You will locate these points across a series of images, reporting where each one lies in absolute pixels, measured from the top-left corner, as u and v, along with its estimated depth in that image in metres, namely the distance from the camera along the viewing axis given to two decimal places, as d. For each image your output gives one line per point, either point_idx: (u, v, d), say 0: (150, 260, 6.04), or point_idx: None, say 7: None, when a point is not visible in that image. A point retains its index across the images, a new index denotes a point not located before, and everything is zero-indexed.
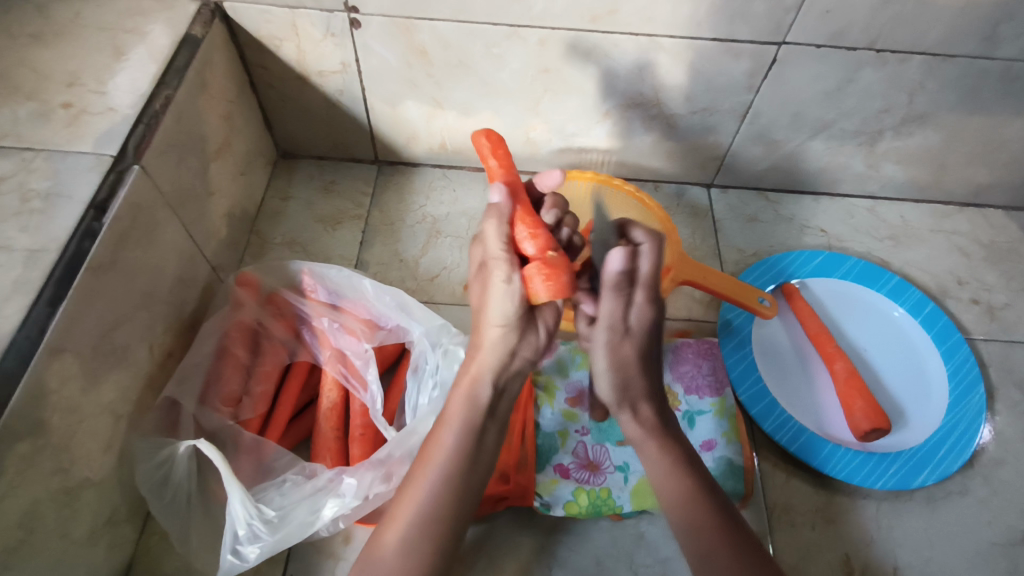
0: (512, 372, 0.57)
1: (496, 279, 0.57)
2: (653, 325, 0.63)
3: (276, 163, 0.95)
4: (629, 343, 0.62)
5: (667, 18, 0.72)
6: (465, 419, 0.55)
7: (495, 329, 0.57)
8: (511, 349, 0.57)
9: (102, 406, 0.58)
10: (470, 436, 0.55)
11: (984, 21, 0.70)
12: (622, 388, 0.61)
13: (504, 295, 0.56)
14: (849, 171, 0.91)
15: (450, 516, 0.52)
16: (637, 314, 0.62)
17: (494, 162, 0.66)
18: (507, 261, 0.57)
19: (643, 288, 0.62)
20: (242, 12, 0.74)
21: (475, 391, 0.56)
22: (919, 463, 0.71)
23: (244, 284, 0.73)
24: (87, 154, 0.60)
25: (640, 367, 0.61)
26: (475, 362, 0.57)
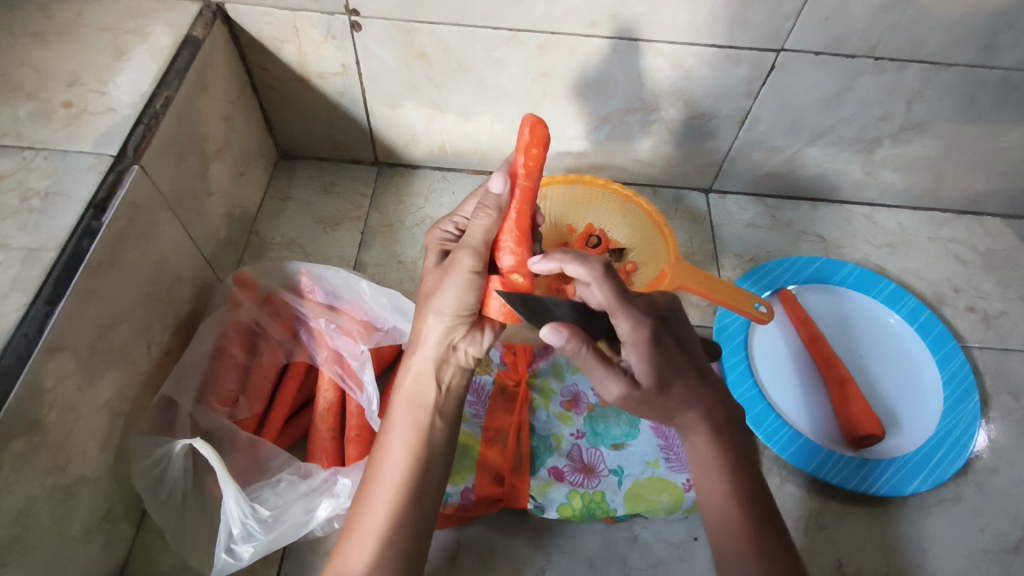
0: (455, 367, 0.59)
1: (463, 267, 0.57)
2: (662, 344, 0.54)
3: (276, 164, 0.96)
4: (645, 376, 0.54)
5: (667, 24, 0.72)
6: (411, 419, 0.56)
7: (442, 320, 0.58)
8: (453, 341, 0.59)
9: (99, 404, 0.58)
10: (418, 436, 0.55)
11: (982, 30, 0.70)
12: (661, 412, 0.55)
13: (460, 287, 0.57)
14: (848, 178, 0.92)
15: (413, 520, 0.52)
16: (631, 344, 0.54)
17: (534, 152, 0.60)
18: (482, 256, 0.58)
19: (618, 312, 0.54)
20: (244, 14, 0.75)
21: (417, 387, 0.57)
22: (915, 468, 0.71)
23: (243, 284, 0.73)
24: (87, 153, 0.60)
25: (671, 388, 0.54)
26: (415, 355, 0.58)
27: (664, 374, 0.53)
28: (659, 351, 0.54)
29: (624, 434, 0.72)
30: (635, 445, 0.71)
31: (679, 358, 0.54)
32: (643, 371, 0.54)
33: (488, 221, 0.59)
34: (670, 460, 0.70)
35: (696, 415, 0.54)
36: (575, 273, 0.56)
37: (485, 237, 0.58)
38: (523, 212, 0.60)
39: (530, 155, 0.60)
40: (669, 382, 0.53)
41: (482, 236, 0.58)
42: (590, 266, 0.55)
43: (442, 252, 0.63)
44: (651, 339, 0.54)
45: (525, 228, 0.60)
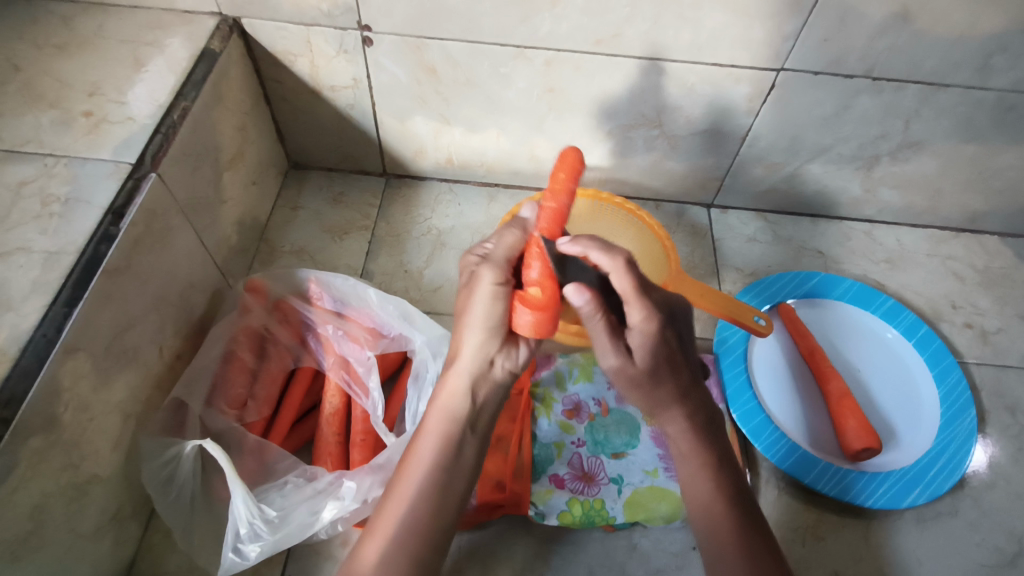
0: (492, 382, 0.58)
1: (485, 282, 0.56)
2: (666, 339, 0.56)
3: (286, 174, 0.98)
4: (643, 359, 0.56)
5: (669, 43, 0.74)
6: (444, 431, 0.56)
7: (476, 336, 0.57)
8: (490, 356, 0.57)
9: (112, 405, 0.60)
10: (447, 447, 0.55)
11: (976, 53, 0.72)
12: (650, 402, 0.59)
13: (487, 301, 0.56)
14: (847, 195, 0.93)
15: (430, 526, 0.53)
16: (638, 332, 0.56)
17: (560, 176, 0.62)
18: (503, 270, 0.57)
19: (633, 301, 0.55)
20: (259, 28, 0.77)
21: (451, 401, 0.57)
22: (910, 483, 0.72)
23: (253, 289, 0.74)
24: (107, 161, 0.62)
25: (661, 383, 0.57)
26: (454, 369, 0.58)
27: (656, 366, 0.57)
28: (661, 345, 0.56)
29: (625, 443, 0.73)
30: (634, 454, 0.72)
31: (674, 355, 0.58)
32: (643, 355, 0.56)
33: (514, 238, 0.59)
34: (670, 470, 0.71)
35: (682, 412, 0.58)
36: (599, 258, 0.55)
37: (508, 255, 0.58)
38: (551, 230, 0.59)
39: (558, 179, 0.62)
40: (661, 374, 0.57)
41: (504, 253, 0.58)
42: (614, 255, 0.55)
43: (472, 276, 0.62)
44: (652, 336, 0.56)
45: (554, 241, 0.58)
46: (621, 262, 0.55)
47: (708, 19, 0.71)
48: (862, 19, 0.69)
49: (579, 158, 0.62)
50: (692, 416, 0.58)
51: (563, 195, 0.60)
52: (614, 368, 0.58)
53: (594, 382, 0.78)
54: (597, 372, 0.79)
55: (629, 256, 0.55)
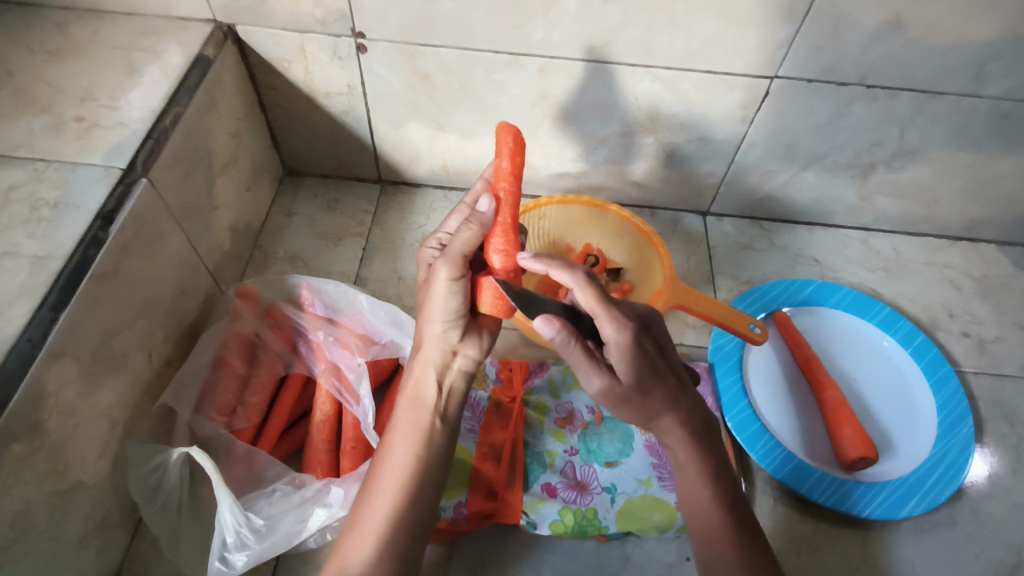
0: (456, 371, 0.59)
1: (440, 278, 0.56)
2: (642, 346, 0.56)
3: (281, 181, 0.98)
4: (627, 374, 0.55)
5: (663, 51, 0.74)
6: (413, 421, 0.56)
7: (437, 327, 0.58)
8: (452, 345, 0.59)
9: (99, 411, 0.59)
10: (419, 438, 0.56)
11: (970, 61, 0.72)
12: (643, 415, 0.57)
13: (444, 295, 0.57)
14: (843, 203, 0.93)
15: (413, 520, 0.52)
16: (614, 347, 0.55)
17: (503, 164, 0.65)
18: (459, 265, 0.56)
19: (602, 315, 0.55)
20: (254, 35, 0.77)
21: (418, 392, 0.58)
22: (907, 493, 0.71)
23: (244, 296, 0.74)
24: (97, 166, 0.62)
25: (651, 392, 0.56)
26: (418, 361, 0.59)
27: (642, 377, 0.55)
28: (639, 354, 0.55)
29: (618, 452, 0.72)
30: (628, 462, 0.71)
31: (655, 363, 0.56)
32: (625, 369, 0.55)
33: (471, 234, 0.58)
34: (663, 479, 0.70)
35: (675, 419, 0.57)
36: (561, 277, 0.56)
37: (465, 248, 0.57)
38: (509, 217, 0.63)
39: (502, 168, 0.65)
40: (648, 384, 0.55)
41: (460, 247, 0.57)
42: (575, 271, 0.56)
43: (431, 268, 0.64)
44: (627, 350, 0.55)
45: (512, 227, 0.62)
46: (582, 277, 0.55)
47: (701, 27, 0.71)
48: (855, 26, 0.69)
49: (517, 138, 0.65)
50: (685, 422, 0.57)
51: (510, 182, 0.64)
52: (600, 391, 0.56)
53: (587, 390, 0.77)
54: None
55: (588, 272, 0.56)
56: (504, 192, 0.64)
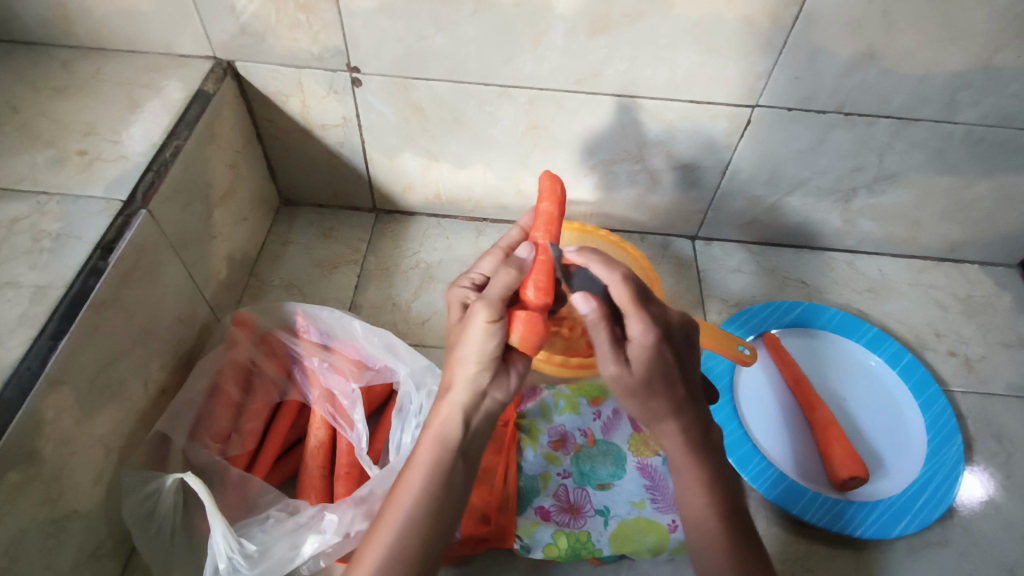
0: (484, 413, 0.58)
1: (478, 320, 0.57)
2: (663, 352, 0.58)
3: (278, 211, 0.99)
4: (643, 369, 0.58)
5: (647, 82, 0.77)
6: (432, 460, 0.56)
7: (469, 368, 0.57)
8: (483, 388, 0.58)
9: (95, 438, 0.60)
10: (437, 477, 0.55)
11: (942, 89, 0.75)
12: (647, 415, 0.59)
13: (480, 337, 0.57)
14: (827, 226, 0.95)
15: (418, 556, 0.53)
16: (637, 345, 0.58)
17: (545, 207, 0.71)
18: (498, 308, 0.57)
19: (632, 314, 0.58)
20: (252, 70, 0.80)
21: (443, 431, 0.57)
22: (899, 512, 0.72)
23: (239, 323, 0.76)
24: (98, 199, 0.64)
25: (659, 394, 0.58)
26: (446, 402, 0.58)
27: (655, 377, 0.58)
28: (659, 359, 0.58)
29: (611, 475, 0.73)
30: (621, 485, 0.72)
31: (672, 373, 0.59)
32: (639, 366, 0.58)
33: (509, 277, 0.59)
34: (657, 500, 0.70)
35: (677, 427, 0.59)
36: (599, 271, 0.60)
37: (504, 292, 0.58)
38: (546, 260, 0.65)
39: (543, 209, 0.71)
40: (656, 389, 0.58)
41: (499, 290, 0.58)
42: (613, 269, 0.59)
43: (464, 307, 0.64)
44: (650, 351, 0.58)
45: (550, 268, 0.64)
46: (620, 276, 0.59)
47: (683, 59, 0.74)
48: (831, 58, 0.72)
49: (560, 185, 0.73)
50: (687, 431, 0.59)
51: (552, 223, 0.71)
52: (612, 378, 0.59)
53: (580, 414, 0.78)
54: (582, 404, 0.79)
55: (627, 274, 0.59)
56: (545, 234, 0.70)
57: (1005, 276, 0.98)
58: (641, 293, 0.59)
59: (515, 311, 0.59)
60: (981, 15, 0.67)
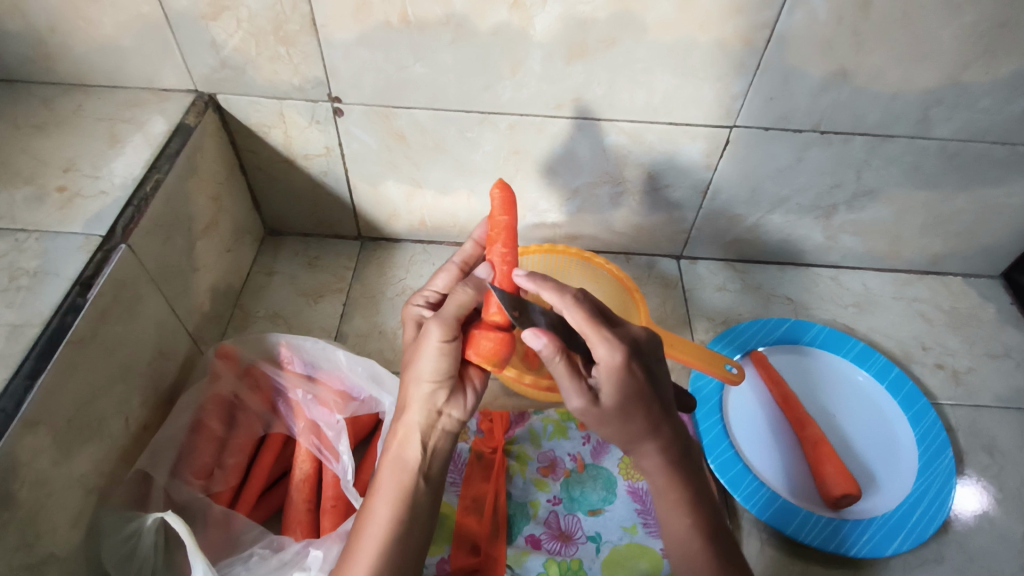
0: (441, 432, 0.58)
1: (431, 338, 0.57)
2: (633, 373, 0.56)
3: (262, 241, 0.99)
4: (609, 398, 0.56)
5: (627, 105, 0.78)
6: (398, 483, 0.55)
7: (424, 387, 0.57)
8: (438, 406, 0.58)
9: (73, 479, 0.58)
10: (403, 499, 0.55)
11: (915, 106, 0.76)
12: (623, 437, 0.58)
13: (434, 356, 0.57)
14: (811, 243, 0.96)
15: None
16: (603, 370, 0.56)
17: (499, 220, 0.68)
18: (451, 326, 0.57)
19: (592, 336, 0.56)
20: (234, 103, 0.80)
21: (402, 453, 0.56)
22: (893, 529, 0.71)
23: (224, 356, 0.74)
24: (77, 235, 0.63)
25: (631, 418, 0.57)
26: (402, 423, 0.58)
27: (625, 401, 0.56)
28: (629, 379, 0.56)
29: (601, 499, 0.72)
30: (612, 510, 0.71)
31: (645, 394, 0.56)
32: (609, 394, 0.56)
33: (465, 294, 0.60)
34: (648, 525, 0.70)
35: (656, 445, 0.58)
36: (551, 297, 0.59)
37: (458, 310, 0.59)
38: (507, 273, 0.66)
39: (497, 223, 0.68)
40: (632, 411, 0.56)
41: (454, 309, 0.58)
42: (564, 294, 0.58)
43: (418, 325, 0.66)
44: (616, 377, 0.55)
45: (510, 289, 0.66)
46: (570, 299, 0.58)
47: (660, 83, 0.75)
48: (804, 77, 0.73)
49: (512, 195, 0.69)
50: (666, 449, 0.58)
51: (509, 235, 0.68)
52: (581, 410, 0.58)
53: (569, 438, 0.77)
54: (571, 428, 0.78)
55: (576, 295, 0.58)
56: (498, 255, 0.67)
57: (988, 288, 0.99)
58: (600, 314, 0.58)
59: (478, 330, 0.61)
60: (948, 34, 0.69)
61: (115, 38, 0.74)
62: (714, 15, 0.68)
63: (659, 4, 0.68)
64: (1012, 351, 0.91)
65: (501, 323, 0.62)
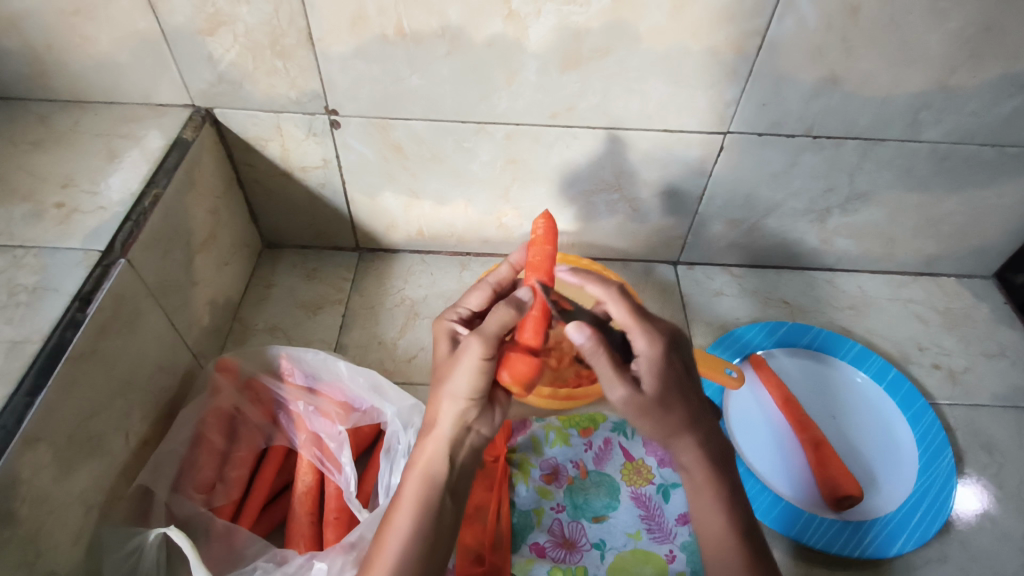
0: (468, 447, 0.58)
1: (472, 355, 0.56)
2: (672, 364, 0.58)
3: (260, 254, 0.99)
4: (652, 386, 0.56)
5: (622, 113, 0.78)
6: (420, 497, 0.55)
7: (458, 403, 0.57)
8: (468, 423, 0.58)
9: (73, 496, 0.58)
10: (425, 514, 0.55)
11: (905, 110, 0.77)
12: (662, 431, 0.58)
13: (473, 373, 0.56)
14: (805, 246, 0.96)
15: None
16: (644, 359, 0.57)
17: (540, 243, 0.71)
18: (493, 344, 0.57)
19: (636, 329, 0.59)
20: (231, 117, 0.81)
21: (428, 467, 0.56)
22: (896, 529, 0.71)
23: (223, 369, 0.74)
24: (76, 250, 0.63)
25: (672, 409, 0.57)
26: (431, 437, 0.57)
27: (666, 391, 0.57)
28: (669, 369, 0.57)
29: (605, 506, 0.72)
30: (616, 516, 0.71)
31: (683, 384, 0.58)
32: (649, 382, 0.57)
33: (506, 315, 0.58)
34: (653, 531, 0.70)
35: (694, 440, 0.58)
36: (596, 289, 0.63)
37: (499, 331, 0.57)
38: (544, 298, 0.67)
39: (543, 251, 0.70)
40: (670, 402, 0.57)
41: (495, 327, 0.57)
42: (609, 286, 0.63)
43: (453, 339, 0.62)
44: (657, 363, 0.57)
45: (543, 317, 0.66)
46: (615, 291, 0.62)
47: (654, 91, 0.76)
48: (795, 83, 0.75)
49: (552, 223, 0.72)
50: (703, 443, 0.58)
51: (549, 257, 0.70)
52: (622, 401, 0.56)
53: (570, 445, 0.77)
54: (573, 435, 0.78)
55: (621, 288, 0.63)
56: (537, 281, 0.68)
57: (981, 288, 1.00)
58: (640, 310, 0.61)
59: (509, 352, 0.61)
60: (935, 39, 0.70)
61: (112, 54, 0.74)
62: (706, 23, 0.69)
63: (652, 13, 0.69)
64: (1007, 350, 0.92)
65: (532, 344, 0.65)
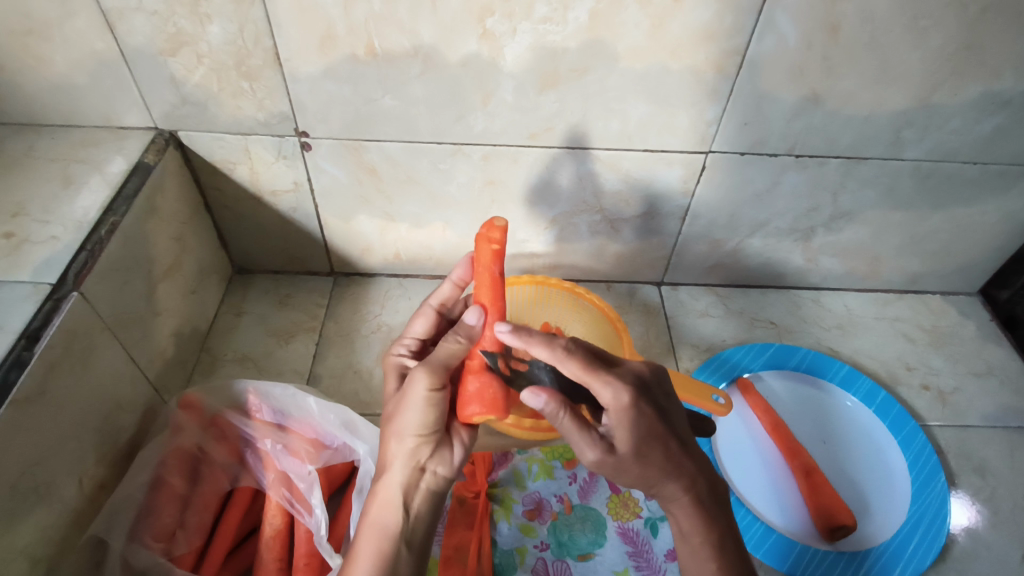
0: (424, 491, 0.56)
1: (418, 388, 0.56)
2: (643, 410, 0.54)
3: (230, 279, 0.95)
4: (627, 445, 0.54)
5: (601, 133, 0.76)
6: (378, 549, 0.53)
7: (407, 442, 0.56)
8: (421, 462, 0.56)
9: (16, 551, 0.54)
10: (384, 568, 0.53)
11: (887, 128, 0.76)
12: (646, 482, 0.56)
13: (420, 407, 0.56)
14: (790, 265, 0.95)
15: None
16: (612, 414, 0.54)
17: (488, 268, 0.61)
18: (438, 374, 0.57)
19: (596, 382, 0.55)
20: (196, 140, 0.77)
21: (382, 516, 0.54)
22: (890, 560, 0.69)
23: (187, 406, 0.70)
24: (25, 283, 0.59)
25: (650, 457, 0.54)
26: (383, 481, 0.56)
27: (643, 442, 0.54)
28: (640, 418, 0.54)
29: (591, 543, 0.69)
30: (602, 554, 0.68)
31: (661, 432, 0.55)
32: (624, 440, 0.54)
33: (454, 346, 0.60)
34: (641, 568, 0.67)
35: (680, 487, 0.56)
36: (540, 352, 0.56)
37: (445, 359, 0.59)
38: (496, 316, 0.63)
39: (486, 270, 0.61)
40: (651, 452, 0.54)
41: (441, 358, 0.59)
42: (553, 344, 0.56)
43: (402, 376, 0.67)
44: (626, 415, 0.54)
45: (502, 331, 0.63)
46: (558, 351, 0.55)
47: (634, 110, 0.74)
48: (777, 102, 0.73)
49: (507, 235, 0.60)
50: (690, 489, 0.56)
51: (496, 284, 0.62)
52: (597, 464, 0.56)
53: (555, 478, 0.74)
54: (557, 467, 0.75)
55: (567, 346, 0.56)
56: (489, 301, 0.62)
57: (967, 305, 0.99)
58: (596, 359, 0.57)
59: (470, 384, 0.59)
60: (917, 56, 0.69)
61: (69, 76, 0.71)
62: (686, 42, 0.68)
63: (630, 32, 0.67)
64: (995, 369, 0.91)
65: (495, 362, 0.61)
